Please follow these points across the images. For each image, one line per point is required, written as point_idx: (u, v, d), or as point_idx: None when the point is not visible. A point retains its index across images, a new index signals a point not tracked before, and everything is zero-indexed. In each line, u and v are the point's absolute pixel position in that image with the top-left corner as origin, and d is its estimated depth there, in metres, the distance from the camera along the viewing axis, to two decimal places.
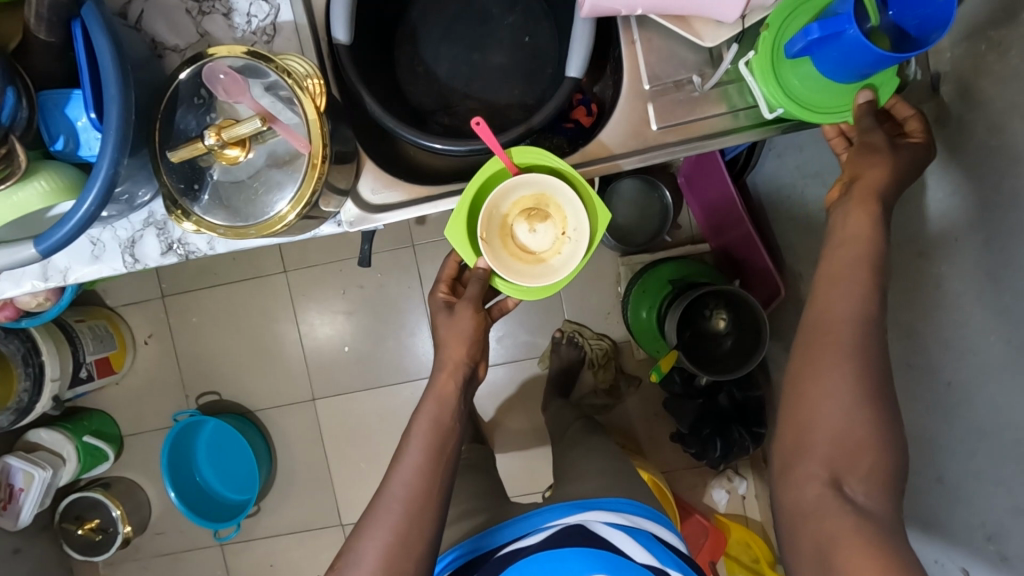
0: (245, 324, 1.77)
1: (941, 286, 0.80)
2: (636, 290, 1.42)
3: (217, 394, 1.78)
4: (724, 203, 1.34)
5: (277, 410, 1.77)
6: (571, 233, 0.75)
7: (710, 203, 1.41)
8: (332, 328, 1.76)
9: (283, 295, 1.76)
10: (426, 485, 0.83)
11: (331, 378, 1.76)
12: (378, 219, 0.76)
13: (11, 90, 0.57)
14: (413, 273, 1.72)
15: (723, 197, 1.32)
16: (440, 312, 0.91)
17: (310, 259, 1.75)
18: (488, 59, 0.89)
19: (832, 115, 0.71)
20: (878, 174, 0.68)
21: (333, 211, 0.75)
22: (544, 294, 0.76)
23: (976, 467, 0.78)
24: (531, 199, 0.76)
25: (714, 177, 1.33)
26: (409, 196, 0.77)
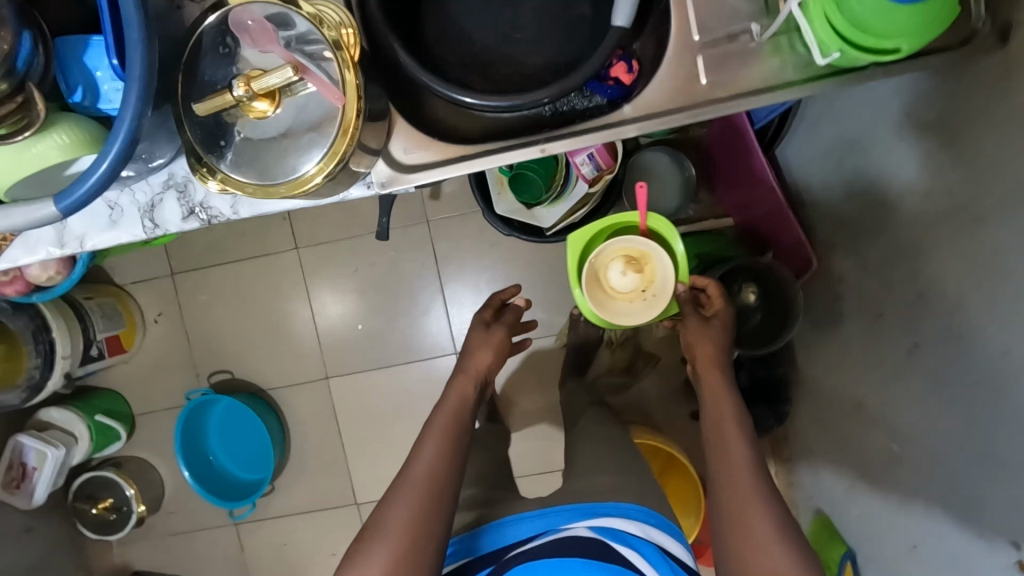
0: (256, 302, 1.74)
1: (999, 252, 0.75)
2: None
3: (229, 372, 1.75)
4: (749, 178, 1.29)
5: (290, 389, 1.75)
6: (652, 290, 1.08)
7: (732, 176, 1.36)
8: (344, 307, 1.73)
9: (293, 273, 1.73)
10: (436, 471, 0.88)
11: (344, 357, 1.74)
12: (411, 180, 0.73)
13: (27, 35, 0.55)
14: (427, 250, 1.68)
15: (750, 171, 1.27)
16: (479, 329, 1.17)
17: (322, 236, 1.71)
18: (520, 14, 0.84)
19: (884, 40, 0.62)
20: (707, 347, 1.03)
21: (365, 171, 0.72)
22: (600, 319, 1.09)
23: (1016, 442, 0.75)
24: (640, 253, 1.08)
25: (740, 151, 1.28)
26: (443, 156, 0.74)
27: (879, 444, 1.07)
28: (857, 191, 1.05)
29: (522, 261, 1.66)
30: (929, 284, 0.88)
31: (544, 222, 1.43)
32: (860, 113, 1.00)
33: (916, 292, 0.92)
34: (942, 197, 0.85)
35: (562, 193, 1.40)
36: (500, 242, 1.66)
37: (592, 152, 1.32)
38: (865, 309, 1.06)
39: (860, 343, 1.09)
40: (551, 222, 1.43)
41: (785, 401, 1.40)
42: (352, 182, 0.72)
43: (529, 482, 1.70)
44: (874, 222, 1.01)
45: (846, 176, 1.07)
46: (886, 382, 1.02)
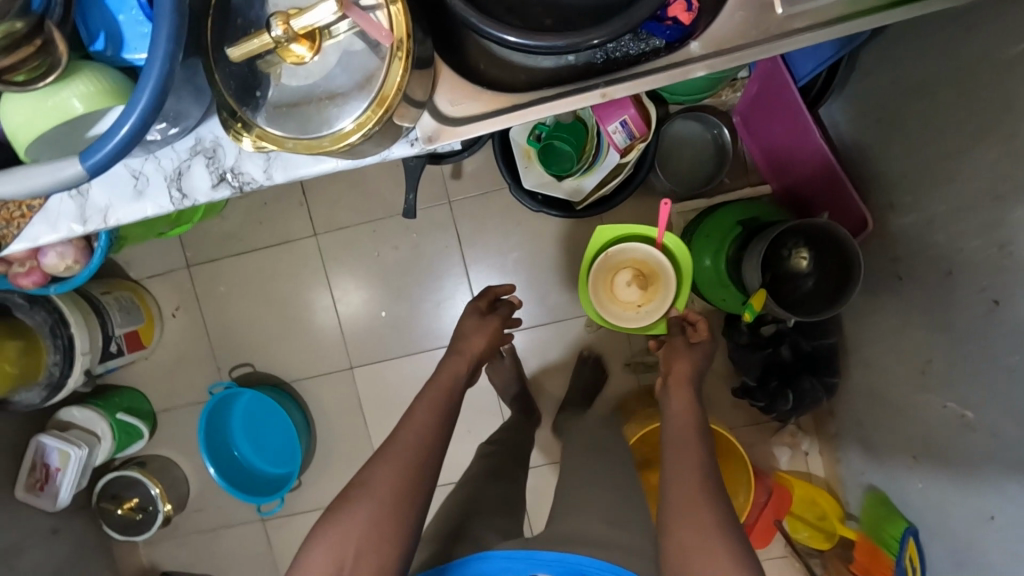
0: (275, 292, 1.69)
1: None
2: (700, 236, 1.31)
3: (251, 365, 1.71)
4: (794, 138, 1.24)
5: (314, 381, 1.70)
6: (646, 305, 1.30)
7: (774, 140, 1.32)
8: (367, 294, 1.68)
9: (313, 261, 1.67)
10: (421, 444, 1.00)
11: (368, 346, 1.69)
12: (460, 133, 0.69)
13: None
14: (450, 231, 1.63)
15: (795, 129, 1.22)
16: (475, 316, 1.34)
17: (341, 221, 1.65)
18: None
19: None
20: (683, 366, 1.13)
21: (408, 127, 0.68)
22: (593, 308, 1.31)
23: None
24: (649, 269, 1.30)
25: (782, 110, 1.23)
26: (490, 107, 0.69)
27: (947, 410, 1.00)
28: (917, 140, 0.98)
29: (549, 239, 1.61)
30: (1010, 232, 0.82)
31: (574, 197, 1.38)
32: (927, 58, 0.93)
33: (992, 243, 0.85)
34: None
35: (592, 165, 1.35)
36: (526, 221, 1.60)
37: (624, 118, 1.25)
38: (932, 268, 0.99)
39: (924, 304, 1.02)
40: (581, 196, 1.38)
41: (834, 373, 1.32)
42: (394, 138, 0.68)
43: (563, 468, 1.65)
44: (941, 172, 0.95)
45: (907, 127, 1.01)
46: (957, 344, 0.95)
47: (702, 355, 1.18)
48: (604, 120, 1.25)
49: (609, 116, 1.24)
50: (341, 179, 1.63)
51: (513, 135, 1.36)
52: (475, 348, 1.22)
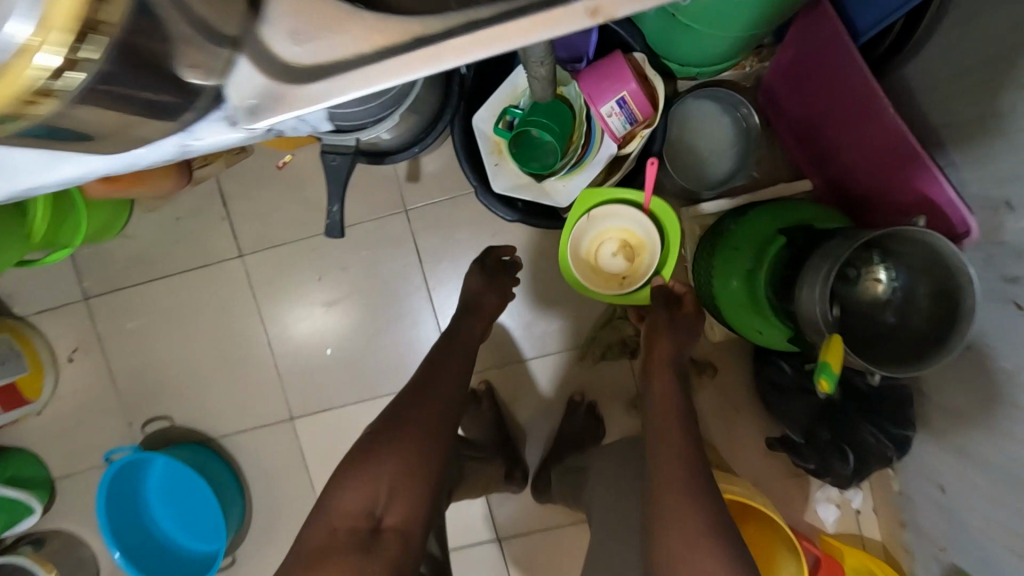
0: (195, 327, 1.36)
1: None
2: (724, 251, 0.98)
3: (168, 419, 1.38)
4: (843, 119, 0.95)
5: (246, 436, 1.37)
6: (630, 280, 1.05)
7: (821, 120, 1.01)
8: (309, 328, 1.35)
9: (240, 288, 1.34)
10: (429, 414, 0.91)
11: (312, 391, 1.36)
12: (299, 90, 0.49)
13: None
14: (408, 247, 1.30)
15: (846, 107, 0.93)
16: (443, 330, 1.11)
17: (272, 238, 1.32)
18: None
19: None
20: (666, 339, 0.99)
21: (214, 94, 0.53)
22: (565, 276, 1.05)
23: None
24: (636, 240, 1.04)
25: (828, 83, 0.95)
26: (348, 47, 0.48)
27: None
28: None
29: (531, 253, 1.28)
30: None
31: (560, 202, 1.06)
32: None
33: None
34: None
35: (582, 160, 1.03)
36: (502, 231, 1.28)
37: (622, 97, 0.97)
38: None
39: None
40: (568, 202, 1.06)
41: (905, 425, 0.98)
42: (197, 110, 0.54)
43: (557, 537, 1.33)
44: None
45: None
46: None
47: (686, 330, 1.01)
48: (597, 101, 0.98)
49: (603, 95, 0.97)
50: (270, 186, 1.30)
51: (478, 123, 1.04)
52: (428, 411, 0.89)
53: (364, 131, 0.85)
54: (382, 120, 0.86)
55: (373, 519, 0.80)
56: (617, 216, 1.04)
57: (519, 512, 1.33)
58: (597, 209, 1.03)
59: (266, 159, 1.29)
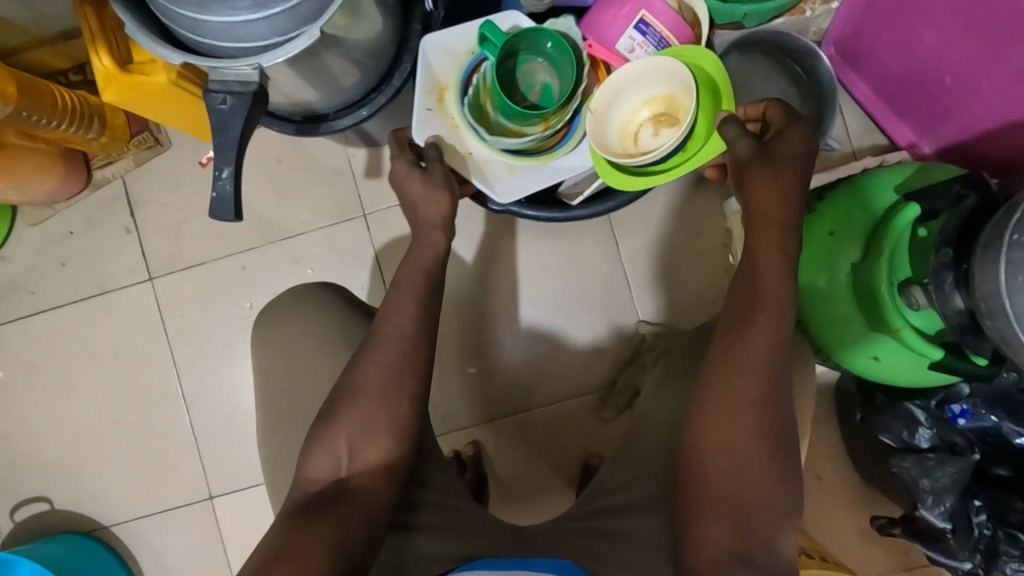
0: (87, 375, 1.03)
1: None
2: (811, 241, 0.68)
3: (46, 502, 1.03)
4: (975, 59, 0.68)
5: (149, 522, 1.02)
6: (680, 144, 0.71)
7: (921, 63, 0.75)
8: (236, 373, 1.02)
9: (148, 322, 1.03)
10: (378, 415, 0.59)
11: (239, 459, 1.02)
12: None
13: None
14: (367, 263, 1.00)
15: (981, 40, 0.66)
16: None
17: (191, 255, 1.02)
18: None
19: None
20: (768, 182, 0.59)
21: None
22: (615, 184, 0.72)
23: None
24: (666, 100, 0.72)
25: (938, 15, 0.69)
26: None
27: None
28: None
29: (528, 267, 0.97)
30: None
31: (499, 194, 0.76)
32: None
33: None
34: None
35: (571, 129, 0.76)
36: (490, 239, 0.97)
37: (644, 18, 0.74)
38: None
39: None
40: (510, 199, 0.76)
41: None
42: None
43: None
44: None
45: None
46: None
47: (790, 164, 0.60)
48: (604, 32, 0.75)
49: (613, 23, 0.75)
50: (190, 189, 1.01)
51: (428, 48, 0.75)
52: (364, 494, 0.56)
53: (265, 55, 0.56)
54: (295, 37, 0.56)
55: (355, 465, 0.57)
56: (623, 93, 0.73)
57: None
58: (595, 99, 0.72)
59: (186, 156, 1.01)
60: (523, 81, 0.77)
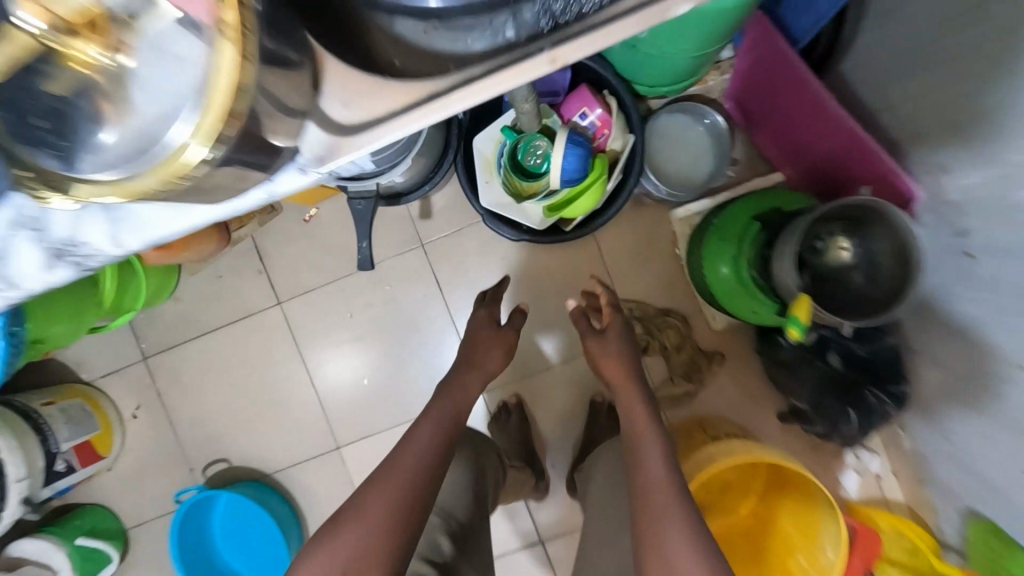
0: (242, 374, 1.49)
1: None
2: (710, 242, 1.11)
3: (227, 461, 1.50)
4: (802, 122, 1.05)
5: (298, 468, 1.48)
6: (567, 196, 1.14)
7: (780, 122, 1.12)
8: (346, 362, 1.47)
9: (282, 334, 1.48)
10: None
11: (354, 421, 1.47)
12: None
13: None
14: (428, 277, 1.43)
15: (802, 113, 1.03)
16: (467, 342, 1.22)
17: (305, 283, 1.46)
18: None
19: None
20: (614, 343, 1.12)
21: None
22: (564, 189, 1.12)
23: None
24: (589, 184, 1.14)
25: (779, 90, 1.05)
26: None
27: None
28: (980, 80, 0.76)
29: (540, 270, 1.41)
30: None
31: (535, 223, 1.19)
32: None
33: None
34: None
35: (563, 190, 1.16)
36: (512, 252, 1.40)
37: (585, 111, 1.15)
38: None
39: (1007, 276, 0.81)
40: (541, 226, 1.19)
41: (900, 379, 1.10)
42: None
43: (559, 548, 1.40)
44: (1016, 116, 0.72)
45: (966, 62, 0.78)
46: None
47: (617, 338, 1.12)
48: (566, 107, 1.15)
49: (568, 107, 1.15)
50: (300, 238, 1.45)
51: (479, 143, 1.19)
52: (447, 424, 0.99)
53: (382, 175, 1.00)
54: (397, 166, 0.99)
55: None
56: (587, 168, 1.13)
57: (558, 516, 1.40)
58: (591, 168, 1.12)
59: (294, 215, 1.45)
60: (529, 149, 1.16)
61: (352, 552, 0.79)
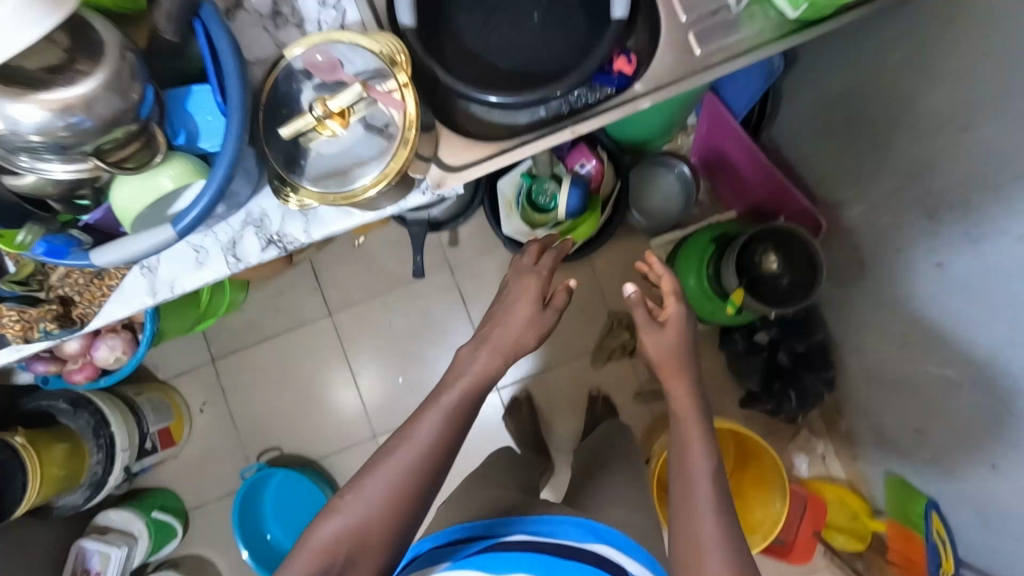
0: (296, 374, 1.77)
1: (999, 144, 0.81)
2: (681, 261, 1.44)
3: (278, 449, 1.75)
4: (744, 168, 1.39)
5: (340, 455, 1.74)
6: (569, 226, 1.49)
7: (728, 170, 1.45)
8: (384, 364, 1.76)
9: (331, 340, 1.77)
10: None
11: (390, 414, 1.75)
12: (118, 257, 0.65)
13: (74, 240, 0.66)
14: (455, 293, 1.75)
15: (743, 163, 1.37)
16: None
17: (353, 298, 1.77)
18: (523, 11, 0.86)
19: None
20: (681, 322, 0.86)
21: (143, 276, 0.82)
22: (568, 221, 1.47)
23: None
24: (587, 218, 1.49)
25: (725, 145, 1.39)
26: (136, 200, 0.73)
27: (932, 371, 1.07)
28: (857, 142, 1.12)
29: None
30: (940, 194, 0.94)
31: None
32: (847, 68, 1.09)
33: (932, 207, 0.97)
34: (930, 113, 0.92)
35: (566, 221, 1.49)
36: None
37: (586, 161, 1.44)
38: (919, 254, 1.03)
39: (888, 277, 1.14)
40: None
41: (830, 367, 1.41)
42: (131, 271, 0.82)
43: None
44: (881, 160, 1.07)
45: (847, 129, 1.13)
46: (957, 312, 0.98)
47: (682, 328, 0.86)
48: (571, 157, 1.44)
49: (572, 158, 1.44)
50: (350, 261, 1.77)
51: (501, 185, 1.51)
52: (468, 387, 0.84)
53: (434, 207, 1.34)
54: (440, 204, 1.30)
55: None
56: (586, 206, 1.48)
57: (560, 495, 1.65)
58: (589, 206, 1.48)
59: (346, 242, 1.77)
60: (541, 189, 1.45)
61: (377, 496, 0.76)
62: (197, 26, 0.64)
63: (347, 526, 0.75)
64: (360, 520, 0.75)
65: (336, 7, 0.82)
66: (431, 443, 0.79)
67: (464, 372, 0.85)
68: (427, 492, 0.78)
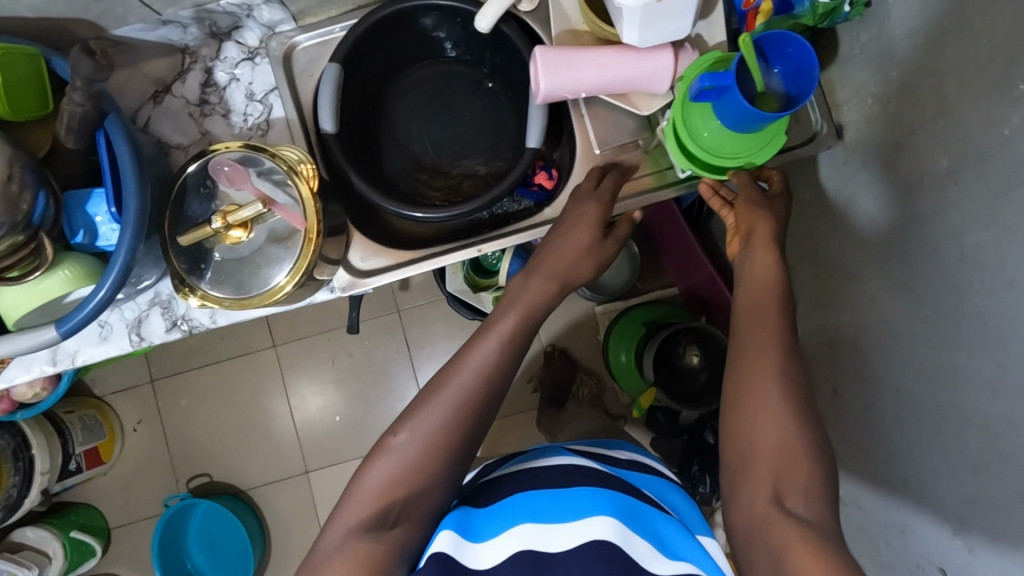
0: (233, 402, 1.76)
1: (871, 306, 0.79)
2: (614, 335, 1.48)
3: (208, 475, 1.74)
4: (682, 255, 1.39)
5: (270, 487, 1.74)
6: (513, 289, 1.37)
7: (670, 251, 1.44)
8: (324, 399, 1.77)
9: (272, 371, 1.77)
10: None
11: (324, 450, 1.75)
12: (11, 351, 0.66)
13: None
14: (400, 337, 1.76)
15: (684, 247, 1.36)
16: None
17: (298, 332, 1.77)
18: (457, 114, 0.90)
19: (729, 161, 0.74)
20: (765, 224, 0.69)
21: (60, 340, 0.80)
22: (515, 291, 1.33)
23: (878, 449, 0.80)
24: None
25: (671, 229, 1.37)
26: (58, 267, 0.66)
27: None
28: None
29: None
30: None
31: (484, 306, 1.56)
32: None
33: None
34: None
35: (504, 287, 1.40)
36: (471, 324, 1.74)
37: None
38: None
39: None
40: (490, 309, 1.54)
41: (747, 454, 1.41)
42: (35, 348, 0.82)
43: None
44: None
45: None
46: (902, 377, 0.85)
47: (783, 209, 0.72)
48: None
49: None
50: None
51: None
52: (522, 314, 0.71)
53: None
54: None
55: None
56: None
57: None
58: None
59: None
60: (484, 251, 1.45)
61: (433, 432, 0.64)
62: (99, 138, 0.66)
63: (391, 473, 0.63)
64: (411, 466, 0.63)
65: (262, 101, 0.83)
66: (484, 371, 0.66)
67: (514, 300, 0.72)
68: (468, 445, 0.65)
